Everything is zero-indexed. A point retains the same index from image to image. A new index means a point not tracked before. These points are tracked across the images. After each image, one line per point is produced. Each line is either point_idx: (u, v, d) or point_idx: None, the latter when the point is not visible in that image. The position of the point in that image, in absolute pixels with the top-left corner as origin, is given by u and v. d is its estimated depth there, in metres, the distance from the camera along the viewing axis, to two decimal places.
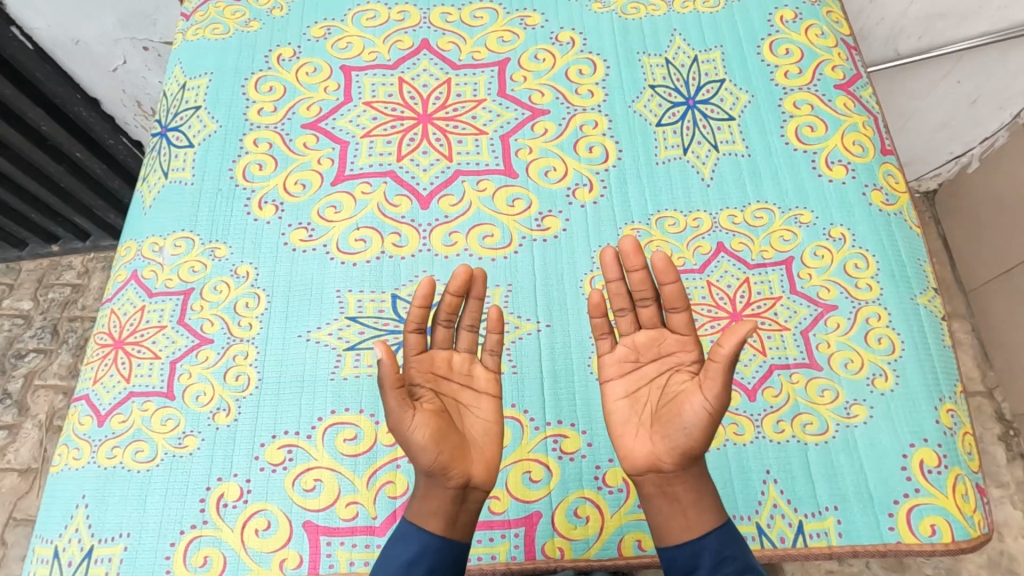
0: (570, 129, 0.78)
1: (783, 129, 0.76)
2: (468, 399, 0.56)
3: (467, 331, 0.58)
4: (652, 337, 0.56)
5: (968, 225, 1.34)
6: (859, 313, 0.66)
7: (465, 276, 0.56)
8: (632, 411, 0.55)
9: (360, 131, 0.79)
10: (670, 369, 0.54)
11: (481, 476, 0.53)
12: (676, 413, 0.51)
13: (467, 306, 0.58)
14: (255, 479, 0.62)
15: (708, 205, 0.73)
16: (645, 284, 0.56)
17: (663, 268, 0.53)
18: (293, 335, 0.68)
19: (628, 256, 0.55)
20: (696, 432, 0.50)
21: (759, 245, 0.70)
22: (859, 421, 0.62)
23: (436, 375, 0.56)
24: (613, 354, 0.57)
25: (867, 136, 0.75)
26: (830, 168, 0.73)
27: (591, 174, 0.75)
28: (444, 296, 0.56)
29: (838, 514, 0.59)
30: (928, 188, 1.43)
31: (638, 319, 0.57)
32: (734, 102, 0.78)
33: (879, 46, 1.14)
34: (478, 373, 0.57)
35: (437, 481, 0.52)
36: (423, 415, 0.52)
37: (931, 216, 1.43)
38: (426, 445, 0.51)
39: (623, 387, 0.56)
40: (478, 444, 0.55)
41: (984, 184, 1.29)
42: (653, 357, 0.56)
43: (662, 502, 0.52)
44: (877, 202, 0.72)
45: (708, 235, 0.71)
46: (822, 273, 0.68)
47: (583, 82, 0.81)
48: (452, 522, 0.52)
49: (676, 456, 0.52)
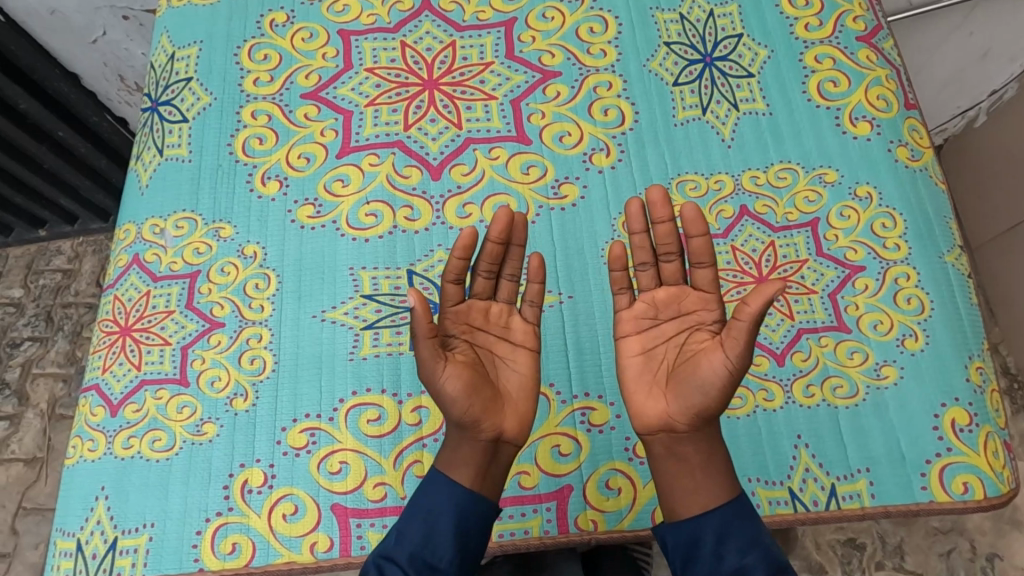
0: (583, 91, 0.75)
1: (805, 85, 0.73)
2: (504, 352, 0.56)
3: (508, 281, 0.57)
4: (672, 294, 0.55)
5: (975, 183, 1.32)
6: (887, 274, 0.64)
7: (506, 221, 0.55)
8: (646, 368, 0.54)
9: (364, 100, 0.75)
10: (690, 328, 0.53)
11: (513, 430, 0.53)
12: (694, 369, 0.50)
13: (508, 254, 0.57)
14: (278, 463, 0.60)
15: (730, 166, 0.70)
16: (671, 238, 0.55)
17: (692, 219, 0.52)
18: (307, 316, 0.66)
19: (655, 207, 0.55)
20: (714, 392, 0.49)
21: (783, 207, 0.68)
22: (889, 382, 0.61)
23: (472, 327, 0.55)
24: (631, 311, 0.56)
25: (891, 90, 0.73)
26: (855, 124, 0.71)
27: (608, 138, 0.72)
28: (486, 243, 0.55)
29: (870, 477, 0.59)
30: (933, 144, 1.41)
31: (659, 274, 0.56)
32: (753, 58, 0.75)
33: None
34: (515, 326, 0.57)
35: (469, 433, 0.52)
36: (455, 366, 0.51)
37: None
38: (457, 397, 0.51)
39: (639, 344, 0.55)
40: (511, 398, 0.54)
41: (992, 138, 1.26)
42: (672, 316, 0.54)
43: (670, 463, 0.52)
44: (902, 157, 0.70)
45: (730, 198, 0.69)
46: (848, 233, 0.66)
47: (595, 42, 0.77)
48: (482, 476, 0.52)
49: (692, 417, 0.51)
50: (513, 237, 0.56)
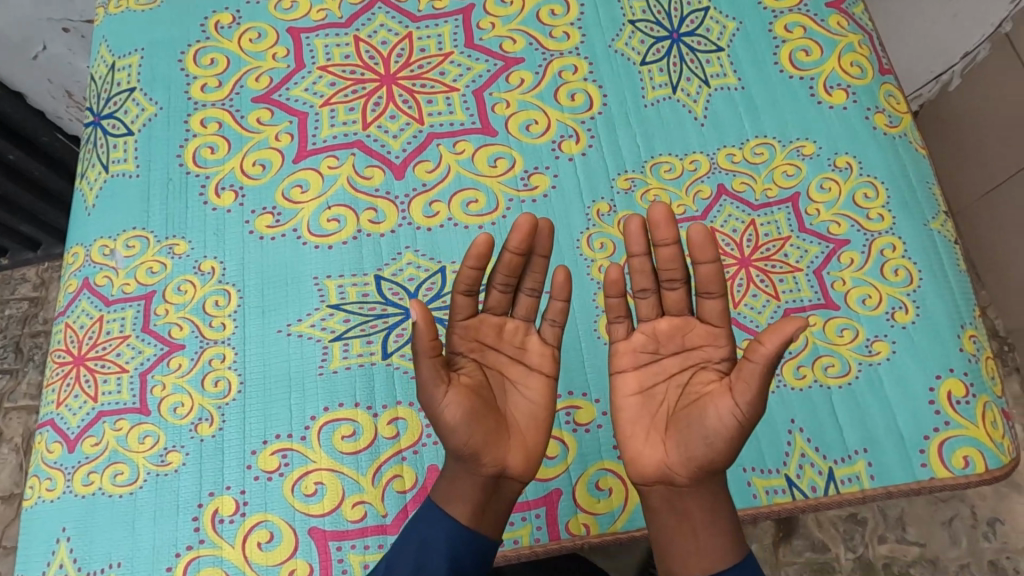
0: (548, 77, 0.71)
1: (777, 55, 0.71)
2: (516, 376, 0.53)
3: (526, 296, 0.54)
4: (676, 325, 0.52)
5: (954, 149, 1.31)
6: (872, 246, 0.62)
7: (527, 231, 0.51)
8: (644, 411, 0.52)
9: (319, 100, 0.71)
10: (694, 366, 0.52)
11: (517, 465, 0.51)
12: (697, 414, 0.49)
13: (529, 266, 0.53)
14: (250, 489, 0.57)
15: (704, 145, 0.68)
16: (675, 263, 0.51)
17: (700, 244, 0.49)
18: (272, 331, 0.62)
19: (659, 229, 0.51)
20: (719, 443, 0.48)
21: (762, 183, 0.66)
22: (882, 357, 0.59)
23: (483, 345, 0.53)
24: (630, 343, 0.54)
25: (864, 56, 0.71)
26: (830, 93, 0.68)
27: (576, 124, 0.69)
28: (504, 253, 0.51)
29: (868, 457, 0.57)
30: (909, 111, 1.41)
31: (661, 303, 0.53)
32: (722, 32, 0.72)
33: None
34: (531, 347, 0.54)
35: (468, 466, 0.50)
36: (457, 391, 0.50)
37: None
38: (455, 426, 0.49)
39: (637, 383, 0.53)
40: (519, 428, 0.52)
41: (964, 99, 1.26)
42: (674, 351, 0.53)
43: (670, 517, 0.50)
44: (881, 124, 0.67)
45: (707, 178, 0.66)
46: (830, 206, 0.64)
47: (557, 24, 0.74)
48: (482, 511, 0.50)
49: (694, 468, 0.49)
50: (536, 248, 0.52)
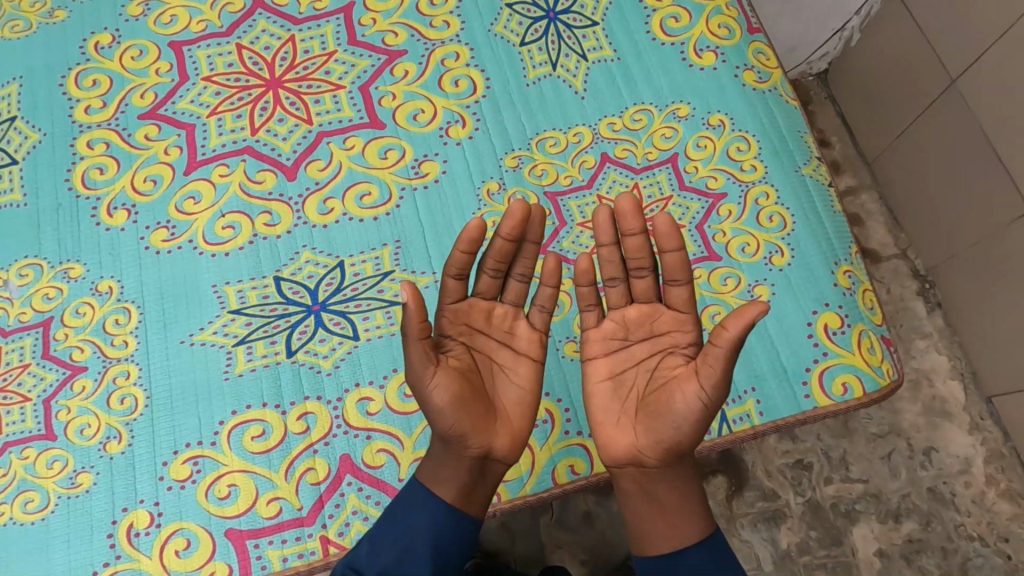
0: (431, 66, 0.73)
1: (649, 24, 0.73)
2: (505, 360, 0.56)
3: (515, 281, 0.56)
4: (643, 314, 0.56)
5: (867, 97, 1.38)
6: (747, 196, 0.65)
7: (520, 218, 0.52)
8: (616, 397, 0.56)
9: (205, 110, 0.71)
10: (662, 351, 0.55)
11: (503, 448, 0.54)
12: (662, 399, 0.52)
13: (520, 252, 0.55)
14: (164, 500, 0.58)
15: (587, 118, 0.70)
16: (643, 252, 0.54)
17: (667, 233, 0.52)
18: (175, 343, 0.63)
19: (627, 217, 0.53)
20: (686, 426, 0.51)
21: (643, 148, 0.68)
22: (764, 300, 0.62)
23: (472, 330, 0.55)
24: (600, 331, 0.57)
25: (732, 18, 0.74)
26: (700, 56, 0.71)
27: (462, 109, 0.71)
28: (495, 239, 0.53)
29: (756, 395, 0.60)
30: (820, 69, 1.48)
31: (630, 291, 0.56)
32: (595, 6, 0.75)
33: None
34: (519, 332, 0.57)
35: (456, 450, 0.52)
36: (444, 374, 0.51)
37: (827, 94, 1.48)
38: (443, 409, 0.51)
39: (607, 368, 0.57)
40: (506, 413, 0.55)
41: (866, 50, 1.34)
42: (643, 337, 0.56)
43: (643, 501, 0.54)
44: (750, 81, 0.70)
45: (591, 148, 0.69)
46: (706, 163, 0.67)
47: (437, 14, 0.75)
48: (468, 493, 0.54)
49: (662, 451, 0.53)
50: (526, 236, 0.54)
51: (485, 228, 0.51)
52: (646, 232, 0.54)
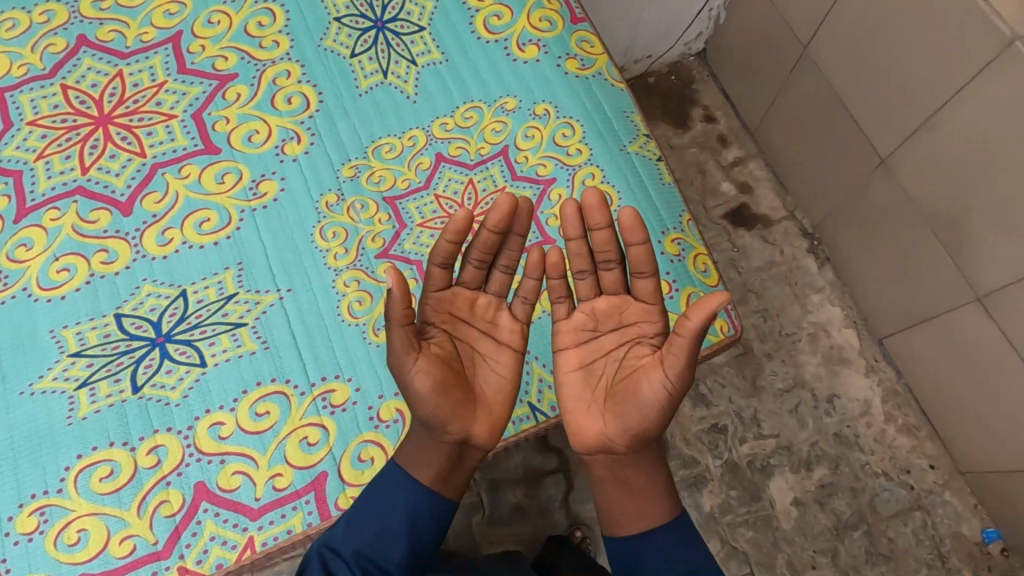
0: (262, 86, 0.73)
1: (473, 24, 0.75)
2: (487, 350, 0.61)
3: (499, 272, 0.61)
4: (612, 306, 0.61)
5: (741, 73, 1.49)
6: (575, 179, 0.68)
7: (507, 210, 0.57)
8: (587, 385, 0.61)
9: (33, 154, 0.70)
10: (630, 342, 0.60)
11: (481, 434, 0.59)
12: (631, 386, 0.57)
13: (506, 243, 0.60)
14: (9, 556, 0.56)
15: (420, 120, 0.72)
16: (610, 247, 0.59)
17: (631, 227, 0.56)
18: (14, 395, 0.61)
19: (593, 212, 0.58)
20: (651, 414, 0.55)
21: (475, 144, 0.70)
22: None
23: (455, 319, 0.60)
24: (571, 322, 0.62)
25: (554, 11, 0.77)
26: (523, 50, 0.74)
27: (296, 125, 0.71)
28: (482, 230, 0.58)
29: None
30: (699, 49, 1.61)
31: (598, 283, 0.61)
32: (421, 12, 0.76)
33: None
34: (501, 322, 0.62)
35: (436, 434, 0.57)
36: (426, 359, 0.56)
37: (708, 72, 1.62)
38: (423, 393, 0.55)
39: (577, 359, 0.62)
40: (486, 399, 0.60)
41: (734, 31, 1.46)
42: (611, 328, 0.61)
43: (614, 486, 0.59)
44: (572, 69, 0.73)
45: (426, 150, 0.70)
46: (536, 151, 0.69)
47: (265, 34, 0.76)
48: (445, 477, 0.58)
49: (629, 437, 0.57)
50: (512, 229, 0.58)
51: (471, 220, 0.56)
52: (613, 228, 0.59)
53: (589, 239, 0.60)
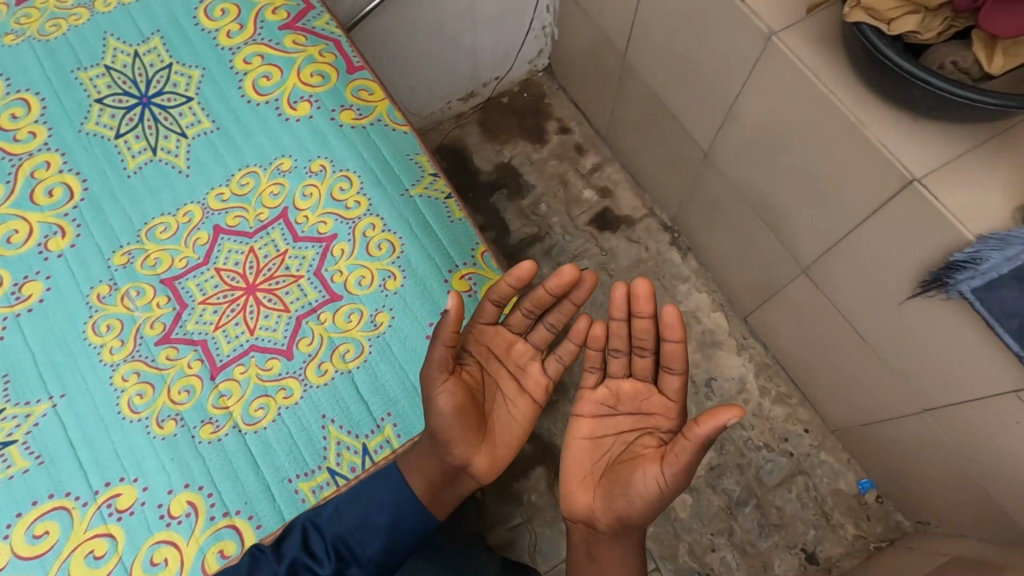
0: (19, 182, 0.70)
1: (241, 87, 0.75)
2: (509, 391, 0.69)
3: (541, 326, 0.69)
4: (635, 391, 0.69)
5: (584, 83, 1.54)
6: (356, 232, 0.69)
7: (567, 279, 0.63)
8: (592, 455, 0.69)
9: None
10: (643, 431, 0.68)
11: (478, 463, 0.64)
12: (630, 470, 0.64)
13: (558, 307, 0.67)
14: None
15: (194, 194, 0.70)
16: (647, 337, 0.67)
17: (670, 325, 0.64)
18: None
19: (639, 301, 0.65)
20: (638, 504, 0.62)
21: (254, 211, 0.70)
22: (385, 326, 0.67)
23: (490, 354, 0.69)
24: (594, 396, 0.71)
25: (327, 64, 0.77)
26: (295, 108, 0.74)
27: (59, 219, 0.69)
28: (541, 287, 0.65)
29: (393, 420, 0.66)
30: (544, 65, 1.66)
31: (630, 366, 0.70)
32: (188, 82, 0.75)
33: None
34: (530, 370, 0.69)
35: (438, 450, 0.62)
36: (453, 384, 0.62)
37: (558, 85, 1.67)
38: (444, 412, 0.60)
39: (589, 430, 0.70)
40: (497, 430, 0.67)
41: (569, 44, 1.51)
42: (628, 411, 0.69)
43: (586, 556, 0.67)
44: (348, 120, 0.74)
45: (202, 224, 0.69)
46: (315, 210, 0.70)
47: (20, 126, 0.73)
48: (433, 494, 0.63)
49: (613, 521, 0.64)
50: (571, 296, 0.66)
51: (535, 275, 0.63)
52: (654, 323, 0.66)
53: (630, 326, 0.68)
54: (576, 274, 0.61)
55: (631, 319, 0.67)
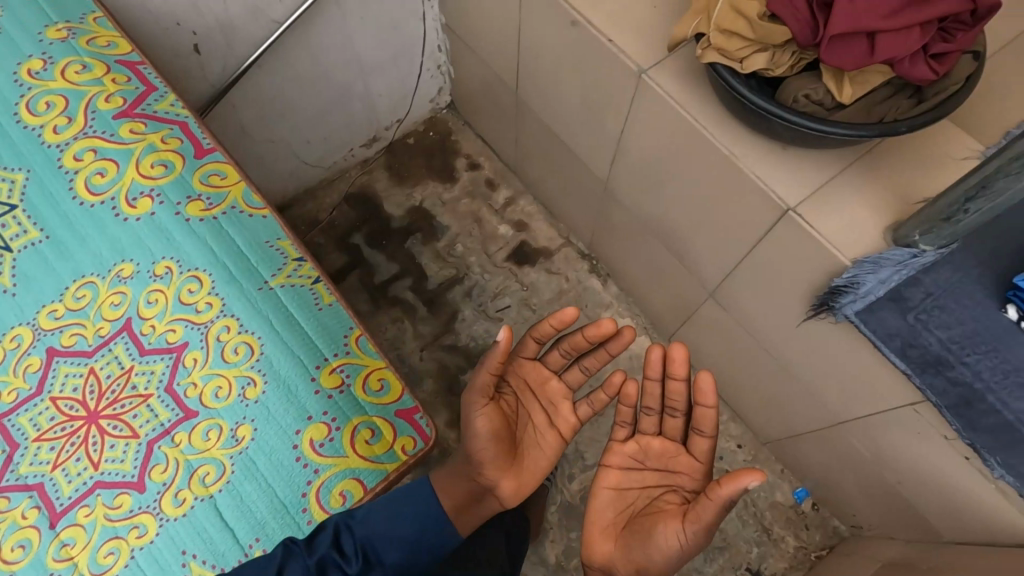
0: None
1: (72, 188, 0.73)
2: (540, 422, 0.83)
3: (574, 369, 0.83)
4: (664, 450, 0.77)
5: (486, 119, 1.52)
6: (208, 336, 0.70)
7: (599, 330, 0.77)
8: (616, 502, 0.77)
9: None
10: (668, 487, 0.75)
11: (507, 489, 0.77)
12: (652, 524, 0.71)
13: (597, 354, 0.83)
14: None
15: (23, 315, 0.69)
16: (678, 399, 0.76)
17: (705, 392, 0.71)
18: None
19: (676, 364, 0.74)
20: (657, 558, 0.68)
21: (93, 326, 0.69)
22: (247, 441, 0.67)
23: (528, 389, 0.84)
24: (624, 450, 0.79)
25: (169, 152, 0.76)
26: (134, 205, 0.74)
27: None
28: (580, 335, 0.79)
29: (262, 545, 0.65)
30: (447, 102, 1.64)
31: (662, 424, 0.78)
32: (11, 188, 0.73)
33: (250, 25, 1.07)
34: (562, 410, 0.82)
35: (472, 474, 0.76)
36: (491, 410, 0.77)
37: (463, 121, 1.64)
38: (480, 433, 0.75)
39: (615, 480, 0.78)
40: (528, 456, 0.80)
41: (465, 81, 1.49)
42: (655, 466, 0.77)
43: None
44: (196, 211, 0.74)
45: (33, 348, 0.67)
46: (162, 317, 0.70)
47: None
48: (462, 513, 0.75)
49: (632, 569, 0.71)
50: (608, 345, 0.81)
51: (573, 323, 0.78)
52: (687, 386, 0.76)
53: (665, 386, 0.77)
54: (608, 326, 0.76)
55: (665, 380, 0.76)
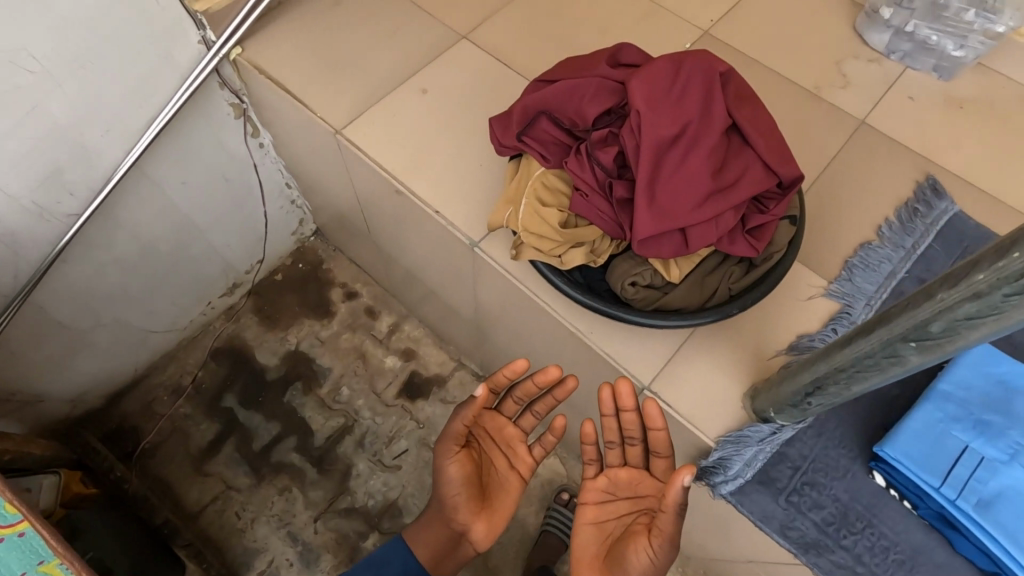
0: None
1: None
2: (502, 466, 0.81)
3: (528, 415, 0.80)
4: (631, 478, 0.69)
5: (353, 248, 1.43)
6: None
7: (551, 378, 0.72)
8: (596, 537, 0.70)
9: None
10: (640, 510, 0.68)
11: (479, 533, 0.77)
12: (622, 551, 0.65)
13: (549, 403, 0.77)
14: None
15: None
16: (638, 430, 0.67)
17: (655, 417, 0.64)
18: None
19: (623, 398, 0.65)
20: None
21: None
22: None
23: (492, 437, 0.81)
24: (596, 483, 0.71)
25: None
26: None
27: None
28: (529, 380, 0.75)
29: None
30: (313, 230, 1.53)
31: (625, 455, 0.70)
32: None
33: (38, 228, 0.93)
34: (520, 453, 0.80)
35: (446, 521, 0.78)
36: (462, 460, 0.76)
37: (333, 247, 1.53)
38: (453, 480, 0.75)
39: (593, 515, 0.71)
40: (494, 499, 0.80)
41: (323, 214, 1.39)
42: (627, 496, 0.70)
43: None
44: None
45: None
46: None
47: None
48: (438, 561, 0.79)
49: None
50: (558, 392, 0.75)
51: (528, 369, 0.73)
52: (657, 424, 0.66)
53: (621, 420, 0.68)
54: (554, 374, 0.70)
55: (621, 414, 0.67)
